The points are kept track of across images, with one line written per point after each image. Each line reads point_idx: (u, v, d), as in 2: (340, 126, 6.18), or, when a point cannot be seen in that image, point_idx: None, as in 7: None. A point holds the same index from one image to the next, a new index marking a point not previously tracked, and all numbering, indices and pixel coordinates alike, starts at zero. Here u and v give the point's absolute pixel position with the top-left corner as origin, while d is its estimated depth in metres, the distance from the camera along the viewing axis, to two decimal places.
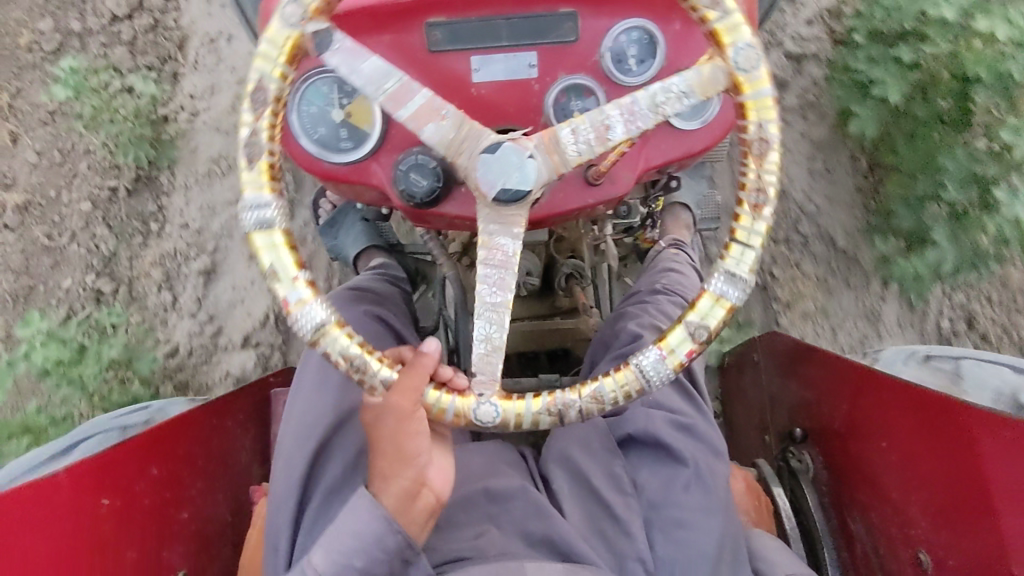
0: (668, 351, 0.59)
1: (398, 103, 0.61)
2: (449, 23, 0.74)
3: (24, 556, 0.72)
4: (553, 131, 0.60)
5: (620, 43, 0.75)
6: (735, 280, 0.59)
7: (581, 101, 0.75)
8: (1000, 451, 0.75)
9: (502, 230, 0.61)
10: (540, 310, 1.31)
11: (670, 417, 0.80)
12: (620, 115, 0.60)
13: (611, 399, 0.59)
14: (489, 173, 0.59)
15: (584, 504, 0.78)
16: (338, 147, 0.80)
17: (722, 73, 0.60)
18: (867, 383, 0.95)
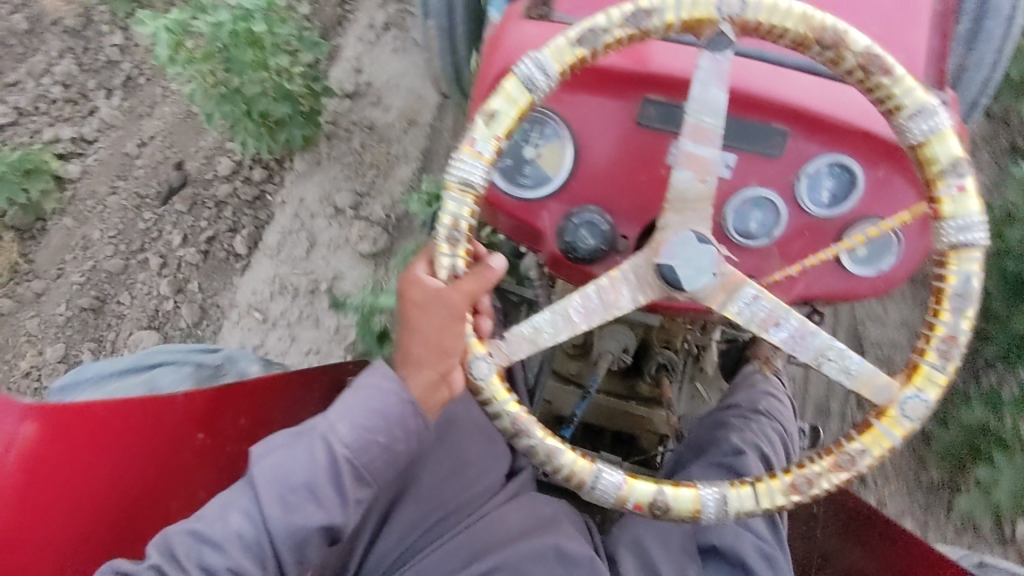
0: (628, 488, 0.62)
1: (691, 136, 0.63)
2: (666, 105, 0.79)
3: (112, 465, 0.71)
4: (739, 282, 0.64)
5: (821, 173, 0.76)
6: (721, 505, 0.62)
7: (762, 213, 0.77)
8: None
9: (631, 287, 0.65)
10: (618, 389, 1.29)
11: (761, 552, 0.77)
12: (794, 327, 0.64)
13: (559, 468, 0.64)
14: (677, 248, 0.63)
15: None
16: (518, 182, 0.83)
17: (886, 394, 0.62)
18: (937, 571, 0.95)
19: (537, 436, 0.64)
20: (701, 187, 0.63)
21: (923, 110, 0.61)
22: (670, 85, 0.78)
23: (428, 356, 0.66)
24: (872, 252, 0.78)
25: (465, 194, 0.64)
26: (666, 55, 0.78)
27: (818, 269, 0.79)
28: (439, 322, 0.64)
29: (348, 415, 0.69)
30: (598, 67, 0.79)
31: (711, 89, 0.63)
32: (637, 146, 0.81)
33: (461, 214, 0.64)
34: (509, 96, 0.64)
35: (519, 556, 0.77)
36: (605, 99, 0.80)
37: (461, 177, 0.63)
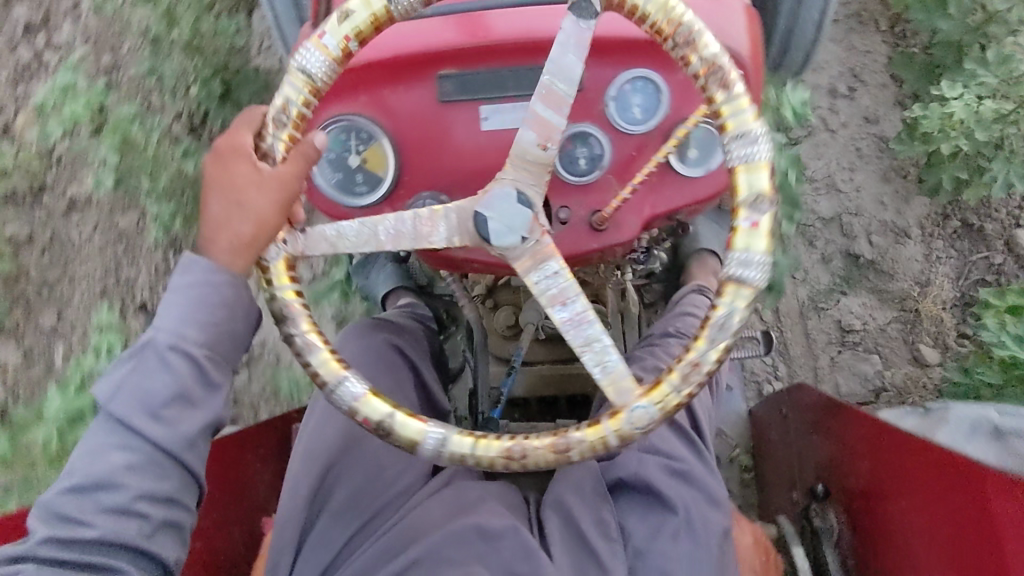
0: (375, 405, 0.62)
1: (542, 99, 0.63)
2: (459, 75, 0.79)
3: None
4: (549, 254, 0.63)
5: (626, 92, 0.77)
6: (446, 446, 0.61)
7: (586, 147, 0.79)
8: (1013, 512, 0.69)
9: (449, 227, 0.64)
10: (562, 353, 1.30)
11: (665, 463, 0.80)
12: (574, 314, 0.62)
13: (315, 368, 0.63)
14: (494, 200, 0.63)
15: (573, 554, 0.76)
16: (354, 191, 0.83)
17: (625, 394, 0.61)
18: (885, 439, 0.91)
19: (299, 325, 0.64)
20: (541, 151, 0.63)
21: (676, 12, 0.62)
22: (457, 55, 0.78)
23: (257, 238, 0.64)
24: (700, 151, 0.79)
25: (303, 81, 0.65)
26: (502, 22, 0.79)
27: (668, 185, 0.81)
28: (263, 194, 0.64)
29: (173, 321, 0.65)
30: (380, 59, 0.80)
31: (569, 54, 0.62)
32: (449, 122, 0.81)
33: (293, 99, 0.64)
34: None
35: (441, 542, 0.75)
36: (400, 87, 0.81)
37: (302, 65, 0.64)
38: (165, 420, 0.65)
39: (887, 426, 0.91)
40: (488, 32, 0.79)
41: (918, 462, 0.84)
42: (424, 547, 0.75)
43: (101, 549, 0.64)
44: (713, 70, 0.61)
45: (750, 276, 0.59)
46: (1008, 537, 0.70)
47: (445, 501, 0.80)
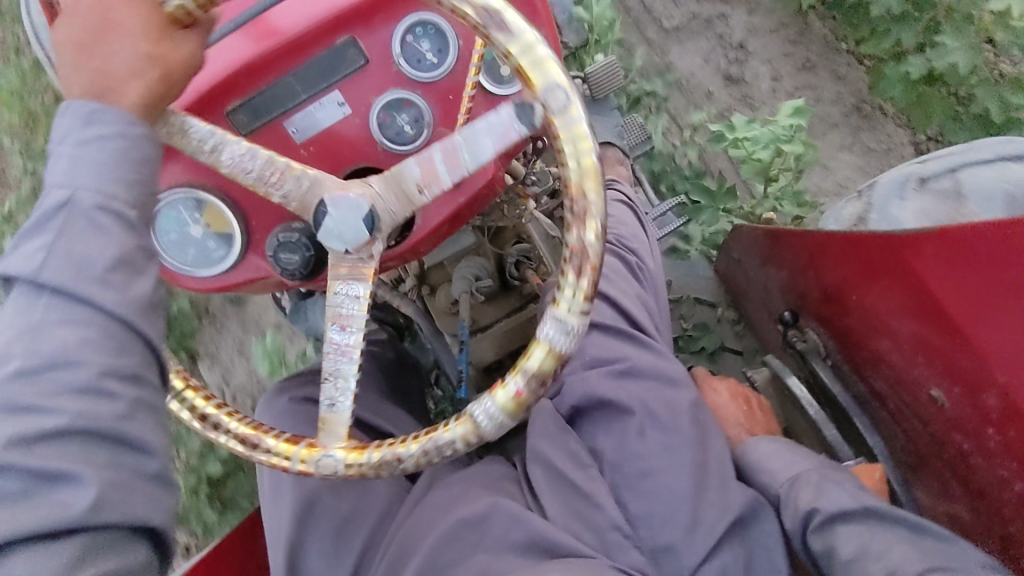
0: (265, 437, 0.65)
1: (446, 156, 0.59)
2: (246, 103, 0.74)
3: None
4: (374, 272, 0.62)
5: (410, 43, 0.74)
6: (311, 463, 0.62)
7: (405, 113, 0.76)
8: (939, 259, 0.69)
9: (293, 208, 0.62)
10: (513, 304, 1.29)
11: (606, 369, 0.79)
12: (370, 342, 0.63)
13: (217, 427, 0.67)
14: (344, 201, 0.59)
15: (561, 495, 0.75)
16: (214, 258, 0.80)
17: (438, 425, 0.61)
18: (818, 250, 0.92)
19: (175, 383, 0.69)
20: (415, 193, 0.60)
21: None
22: (234, 83, 0.73)
23: (167, 91, 0.51)
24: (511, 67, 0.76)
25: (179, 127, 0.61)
26: (277, 18, 0.73)
27: (507, 109, 0.78)
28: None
29: (91, 175, 0.46)
30: None
31: (481, 138, 0.58)
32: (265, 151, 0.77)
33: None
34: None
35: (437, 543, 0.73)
36: None
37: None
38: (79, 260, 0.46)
39: (833, 232, 0.87)
40: (272, 36, 0.72)
41: (853, 257, 0.84)
42: (427, 552, 0.73)
43: (50, 444, 0.42)
44: (540, 69, 0.56)
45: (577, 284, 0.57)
46: (952, 307, 0.68)
47: (431, 504, 0.78)
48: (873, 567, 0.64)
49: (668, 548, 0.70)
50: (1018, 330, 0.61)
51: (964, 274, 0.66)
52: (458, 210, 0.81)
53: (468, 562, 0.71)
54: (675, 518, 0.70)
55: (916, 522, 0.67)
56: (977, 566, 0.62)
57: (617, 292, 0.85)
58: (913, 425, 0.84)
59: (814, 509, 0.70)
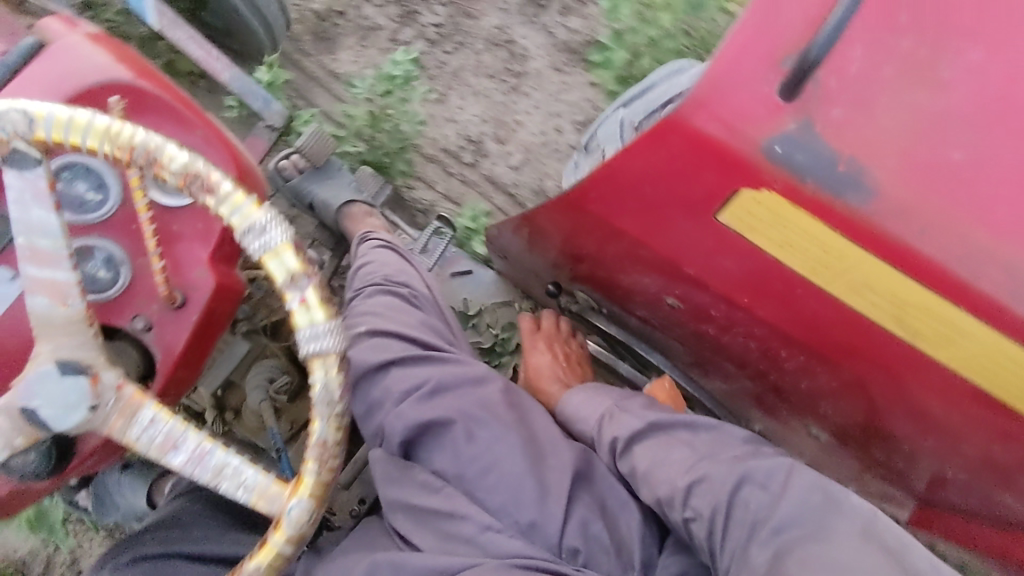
0: None
1: (33, 261, 0.56)
2: None
3: None
4: (133, 403, 0.56)
5: (68, 190, 0.73)
6: None
7: (93, 260, 0.74)
8: (606, 200, 0.71)
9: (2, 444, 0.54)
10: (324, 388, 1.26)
11: (414, 396, 0.79)
12: (188, 452, 0.55)
13: None
14: (35, 386, 0.54)
15: (423, 528, 0.74)
16: None
17: (276, 498, 0.56)
18: (547, 220, 0.98)
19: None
20: (64, 309, 0.56)
21: (188, 169, 0.56)
22: None
23: None
24: None
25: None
26: None
27: (195, 219, 0.78)
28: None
29: None
30: None
31: (34, 209, 0.56)
32: None
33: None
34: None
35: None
36: None
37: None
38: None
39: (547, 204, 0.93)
40: None
41: (567, 217, 0.90)
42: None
43: None
44: (191, 178, 0.56)
45: (322, 356, 0.56)
46: (636, 230, 0.71)
47: None
48: (662, 472, 0.73)
49: (532, 526, 0.71)
50: (691, 232, 0.66)
51: (627, 202, 0.69)
52: (195, 331, 0.77)
53: None
54: (526, 495, 0.72)
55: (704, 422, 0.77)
56: (738, 445, 0.74)
57: (395, 325, 0.86)
58: (678, 332, 0.96)
59: (617, 438, 0.79)
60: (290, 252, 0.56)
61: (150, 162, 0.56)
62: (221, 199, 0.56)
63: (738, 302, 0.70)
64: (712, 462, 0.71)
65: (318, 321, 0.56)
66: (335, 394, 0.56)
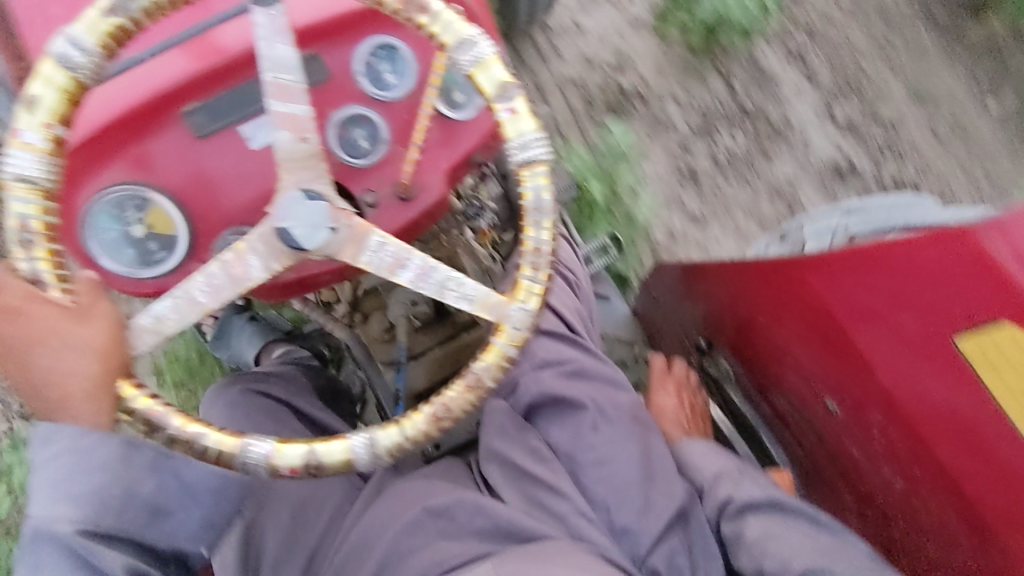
0: (277, 451, 0.56)
1: (275, 96, 0.65)
2: (205, 105, 0.77)
3: None
4: (365, 230, 0.65)
5: (371, 64, 0.79)
6: (376, 446, 0.58)
7: (362, 128, 0.80)
8: (833, 277, 0.77)
9: (261, 256, 0.62)
10: (447, 332, 1.29)
11: (558, 369, 0.83)
12: (416, 266, 0.64)
13: (207, 449, 0.56)
14: (284, 209, 0.63)
15: (520, 486, 0.77)
16: (153, 261, 0.78)
17: (497, 309, 0.63)
18: (731, 276, 0.99)
19: (170, 422, 0.56)
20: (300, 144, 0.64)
21: (456, 35, 0.65)
22: (193, 86, 0.76)
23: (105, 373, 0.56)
24: (464, 94, 0.83)
25: (30, 190, 0.56)
26: (231, 35, 0.76)
27: (450, 133, 0.84)
28: (37, 308, 0.55)
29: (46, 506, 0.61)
30: (113, 117, 0.75)
31: (277, 44, 0.67)
32: (219, 153, 0.78)
33: (26, 213, 0.55)
34: (47, 78, 0.56)
35: (396, 540, 0.73)
36: (151, 137, 0.76)
37: (16, 173, 0.55)
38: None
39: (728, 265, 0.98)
40: (220, 51, 0.76)
41: (751, 282, 0.93)
42: (385, 550, 0.73)
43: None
44: (456, 40, 0.65)
45: (541, 192, 0.64)
46: (843, 314, 0.77)
47: (390, 499, 0.77)
48: (772, 546, 0.72)
49: (624, 530, 0.75)
50: (900, 336, 0.70)
51: (858, 285, 0.74)
52: (407, 225, 0.83)
53: (428, 549, 0.72)
54: (628, 502, 0.75)
55: (814, 515, 0.77)
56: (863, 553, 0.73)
57: (560, 301, 0.88)
58: (811, 443, 0.94)
59: (731, 498, 0.79)
60: (521, 102, 0.65)
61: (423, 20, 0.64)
62: (471, 58, 0.65)
63: (916, 434, 0.71)
64: (840, 558, 0.71)
65: (527, 131, 0.64)
66: (544, 201, 0.65)
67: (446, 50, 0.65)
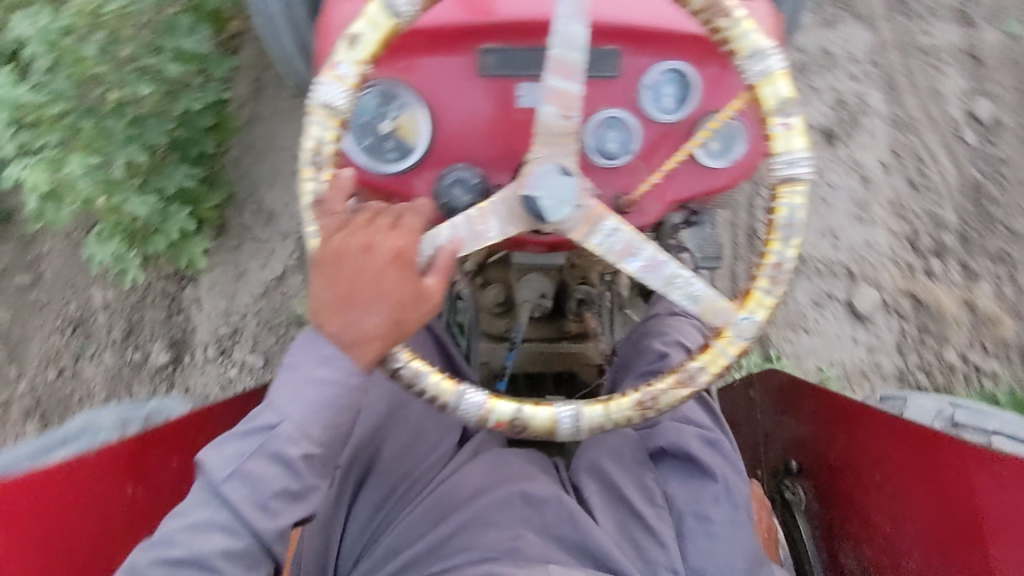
0: (489, 405, 0.64)
1: (554, 71, 0.66)
2: (501, 50, 0.80)
3: (54, 527, 0.70)
4: (600, 214, 0.68)
5: (659, 83, 0.81)
6: (579, 419, 0.64)
7: (617, 132, 0.82)
8: (995, 486, 0.76)
9: (500, 220, 0.69)
10: (549, 333, 1.32)
11: (699, 433, 0.86)
12: (648, 258, 0.68)
13: (429, 389, 0.65)
14: (540, 178, 0.67)
15: (613, 515, 0.83)
16: (384, 157, 0.83)
17: (725, 315, 0.66)
18: (862, 418, 0.98)
19: (402, 358, 0.65)
20: (564, 121, 0.67)
21: (753, 43, 0.64)
22: (501, 30, 0.80)
23: (383, 345, 0.62)
24: (722, 144, 0.85)
25: (327, 115, 0.66)
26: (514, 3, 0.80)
27: (683, 171, 0.85)
28: (407, 278, 0.61)
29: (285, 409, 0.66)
30: (426, 28, 0.80)
31: (571, 22, 0.67)
32: (487, 96, 0.82)
33: (323, 137, 0.66)
34: (371, 19, 0.65)
35: (487, 507, 0.80)
36: (441, 56, 0.82)
37: (323, 100, 0.66)
38: (273, 509, 0.65)
39: (863, 407, 0.98)
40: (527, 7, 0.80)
41: (885, 437, 0.93)
42: (472, 514, 0.79)
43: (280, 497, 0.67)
44: (749, 46, 0.64)
45: (798, 212, 0.65)
46: (989, 522, 0.77)
47: (489, 469, 0.86)
48: None
49: None
50: None
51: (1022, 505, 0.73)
52: None
53: (510, 531, 0.78)
54: None
55: None
56: None
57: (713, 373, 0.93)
58: None
59: None
60: (796, 116, 0.64)
61: (723, 22, 0.64)
62: (754, 69, 0.64)
63: None
64: None
65: (797, 149, 0.64)
66: (799, 219, 0.65)
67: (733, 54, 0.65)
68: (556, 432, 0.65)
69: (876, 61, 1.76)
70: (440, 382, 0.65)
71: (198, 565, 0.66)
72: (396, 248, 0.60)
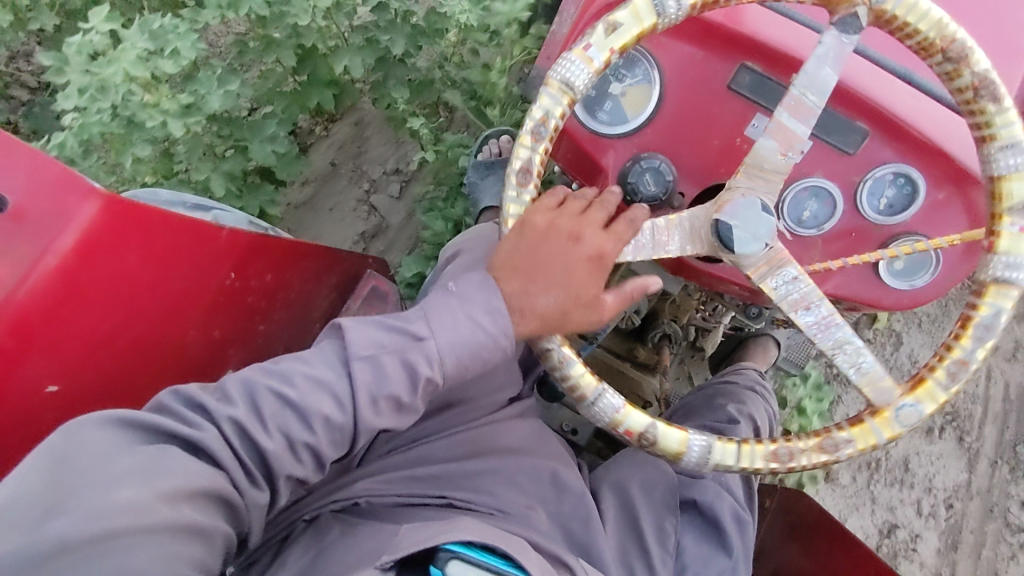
0: (624, 411, 0.66)
1: (789, 108, 0.67)
2: (760, 75, 0.79)
3: (173, 278, 0.70)
4: (785, 263, 0.68)
5: (884, 182, 0.79)
6: (707, 453, 0.66)
7: (818, 205, 0.80)
8: None
9: (682, 236, 0.69)
10: (619, 349, 1.32)
11: (735, 511, 0.84)
12: (823, 321, 0.68)
13: (569, 377, 0.66)
14: (739, 210, 0.67)
15: (622, 538, 0.81)
16: (596, 115, 0.83)
17: (888, 395, 0.66)
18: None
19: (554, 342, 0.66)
20: (780, 160, 0.67)
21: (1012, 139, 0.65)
22: (769, 56, 0.78)
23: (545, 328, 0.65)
24: (905, 267, 0.82)
25: (559, 92, 0.66)
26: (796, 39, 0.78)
27: (856, 272, 0.83)
28: (595, 281, 0.65)
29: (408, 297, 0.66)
30: (704, 20, 0.79)
31: (825, 68, 0.67)
32: (720, 108, 0.81)
33: (552, 110, 0.66)
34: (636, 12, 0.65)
35: (515, 469, 0.80)
36: (701, 52, 0.81)
37: (564, 75, 0.66)
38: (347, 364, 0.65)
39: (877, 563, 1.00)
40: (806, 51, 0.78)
41: None
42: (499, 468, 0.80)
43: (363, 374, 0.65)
44: (1008, 138, 0.65)
45: (1002, 314, 0.64)
46: None
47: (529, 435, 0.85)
48: None
49: None
50: None
51: None
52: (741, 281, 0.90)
53: (525, 500, 0.78)
54: None
55: None
56: None
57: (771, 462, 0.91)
58: None
59: None
60: None
61: (990, 105, 0.65)
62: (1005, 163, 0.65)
63: None
64: None
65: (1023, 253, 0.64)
66: (999, 322, 0.65)
67: (986, 141, 0.66)
68: (679, 459, 0.67)
69: (952, 504, 1.61)
70: (581, 373, 0.66)
71: (301, 414, 0.62)
72: (602, 251, 0.65)
